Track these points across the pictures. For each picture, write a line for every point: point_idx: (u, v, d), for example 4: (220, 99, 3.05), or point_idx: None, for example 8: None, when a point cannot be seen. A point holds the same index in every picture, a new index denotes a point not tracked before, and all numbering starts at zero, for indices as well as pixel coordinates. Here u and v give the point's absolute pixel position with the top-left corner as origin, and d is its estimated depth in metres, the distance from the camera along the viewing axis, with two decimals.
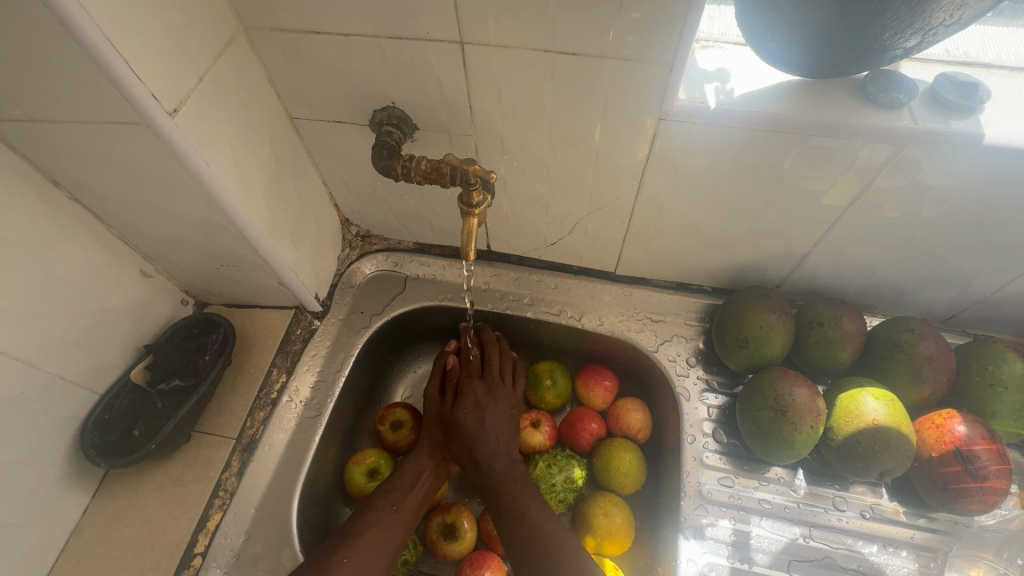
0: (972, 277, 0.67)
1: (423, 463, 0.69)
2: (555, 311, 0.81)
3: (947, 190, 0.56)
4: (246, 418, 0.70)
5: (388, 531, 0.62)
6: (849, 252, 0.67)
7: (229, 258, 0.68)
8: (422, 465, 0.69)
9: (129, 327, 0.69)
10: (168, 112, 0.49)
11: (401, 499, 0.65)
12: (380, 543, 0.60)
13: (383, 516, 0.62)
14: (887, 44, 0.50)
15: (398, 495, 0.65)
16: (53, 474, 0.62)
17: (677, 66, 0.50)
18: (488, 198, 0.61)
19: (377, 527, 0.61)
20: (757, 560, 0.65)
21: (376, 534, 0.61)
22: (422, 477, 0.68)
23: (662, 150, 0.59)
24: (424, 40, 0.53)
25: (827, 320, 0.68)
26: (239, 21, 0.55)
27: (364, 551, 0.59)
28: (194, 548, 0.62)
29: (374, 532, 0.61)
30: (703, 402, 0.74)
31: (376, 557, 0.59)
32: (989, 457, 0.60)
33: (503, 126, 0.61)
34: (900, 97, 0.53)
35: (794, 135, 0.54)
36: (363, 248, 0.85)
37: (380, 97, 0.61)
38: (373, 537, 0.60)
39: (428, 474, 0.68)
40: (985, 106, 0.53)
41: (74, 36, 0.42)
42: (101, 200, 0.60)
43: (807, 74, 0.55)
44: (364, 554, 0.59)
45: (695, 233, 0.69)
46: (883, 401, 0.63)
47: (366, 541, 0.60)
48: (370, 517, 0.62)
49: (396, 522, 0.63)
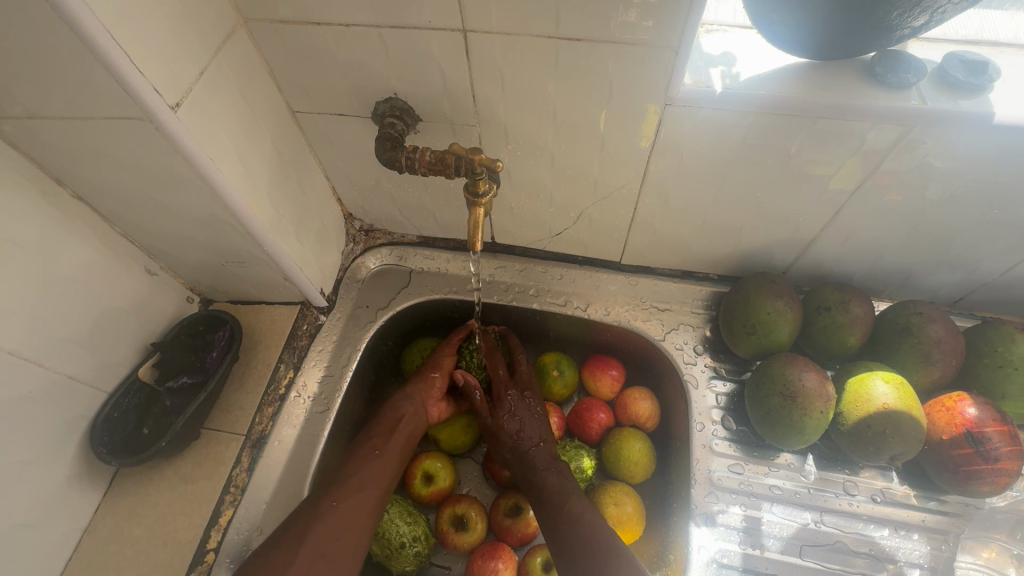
0: (981, 259, 0.66)
1: (404, 408, 0.71)
2: (560, 301, 0.81)
3: (956, 172, 0.56)
4: (254, 414, 0.70)
5: (373, 474, 0.64)
6: (856, 236, 0.67)
7: (234, 255, 0.67)
8: (403, 410, 0.71)
9: (135, 325, 0.69)
10: (169, 106, 0.49)
11: (383, 443, 0.68)
12: (366, 483, 0.63)
13: (368, 460, 0.65)
14: (895, 24, 0.49)
15: (381, 438, 0.68)
16: (64, 475, 0.62)
17: (683, 50, 0.50)
18: (494, 187, 0.61)
19: (363, 471, 0.64)
20: (768, 546, 0.65)
21: (361, 478, 0.63)
22: (407, 421, 0.70)
23: (668, 137, 0.58)
24: (426, 29, 0.53)
25: (835, 305, 0.68)
26: (238, 13, 0.55)
27: (351, 494, 0.61)
28: (206, 544, 0.62)
29: (361, 475, 0.64)
30: (711, 390, 0.74)
31: (364, 500, 0.62)
32: (1001, 439, 0.60)
33: (507, 115, 0.60)
34: (909, 77, 0.53)
35: (801, 118, 0.53)
36: (367, 242, 0.85)
37: (383, 89, 0.60)
38: (359, 480, 0.63)
39: (410, 417, 0.71)
40: (994, 85, 0.53)
41: (72, 27, 0.41)
42: (104, 197, 0.60)
43: (814, 55, 0.55)
44: (351, 495, 0.61)
45: (700, 220, 0.69)
46: (893, 384, 0.62)
47: (353, 483, 0.62)
48: (355, 463, 0.65)
49: (379, 464, 0.66)
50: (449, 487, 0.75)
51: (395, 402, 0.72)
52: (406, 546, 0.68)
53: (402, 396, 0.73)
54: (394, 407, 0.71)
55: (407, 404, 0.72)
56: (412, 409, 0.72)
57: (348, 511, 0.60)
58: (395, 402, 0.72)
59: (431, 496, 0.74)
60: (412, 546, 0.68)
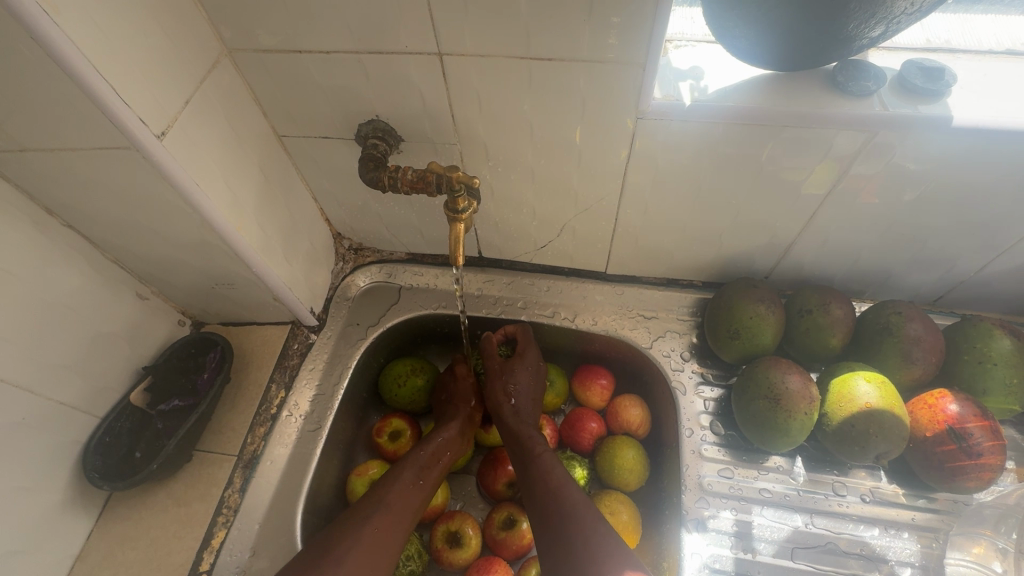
0: (955, 258, 0.68)
1: (447, 436, 0.72)
2: (549, 312, 0.82)
3: (924, 173, 0.58)
4: (246, 434, 0.71)
5: (410, 505, 0.65)
6: (832, 240, 0.68)
7: (224, 276, 0.69)
8: (447, 439, 0.72)
9: (127, 350, 0.70)
10: (156, 136, 0.50)
11: (427, 471, 0.68)
12: (406, 512, 0.64)
13: (410, 486, 0.66)
14: (853, 35, 0.51)
15: (425, 465, 0.68)
16: (56, 501, 0.63)
17: (649, 66, 0.52)
18: (473, 204, 0.63)
19: (404, 497, 0.65)
20: (760, 549, 0.65)
21: (402, 504, 0.64)
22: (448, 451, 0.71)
23: (643, 149, 0.60)
24: (403, 53, 0.55)
25: (815, 307, 0.69)
26: (222, 44, 0.57)
27: (392, 519, 0.62)
28: (200, 565, 0.62)
29: (403, 502, 0.64)
30: (699, 396, 0.75)
31: (402, 526, 0.63)
32: (982, 434, 0.61)
33: (485, 134, 0.62)
34: (869, 85, 0.55)
35: (769, 127, 0.55)
36: (356, 260, 0.86)
37: (364, 111, 0.62)
38: (401, 506, 0.64)
39: (449, 446, 0.71)
40: (951, 89, 0.55)
41: (59, 63, 0.43)
42: (95, 225, 0.61)
43: (777, 67, 0.57)
44: (393, 522, 0.62)
45: (680, 228, 0.71)
46: (874, 383, 0.63)
47: (395, 509, 0.63)
48: (397, 487, 0.65)
49: (419, 495, 0.66)
50: (442, 504, 0.75)
51: (444, 432, 0.72)
52: (399, 566, 0.68)
53: (447, 424, 0.73)
54: (437, 435, 0.71)
55: (450, 433, 0.72)
56: (455, 441, 0.72)
57: (388, 538, 0.61)
58: (442, 429, 0.72)
59: (423, 514, 0.74)
60: (405, 565, 0.68)
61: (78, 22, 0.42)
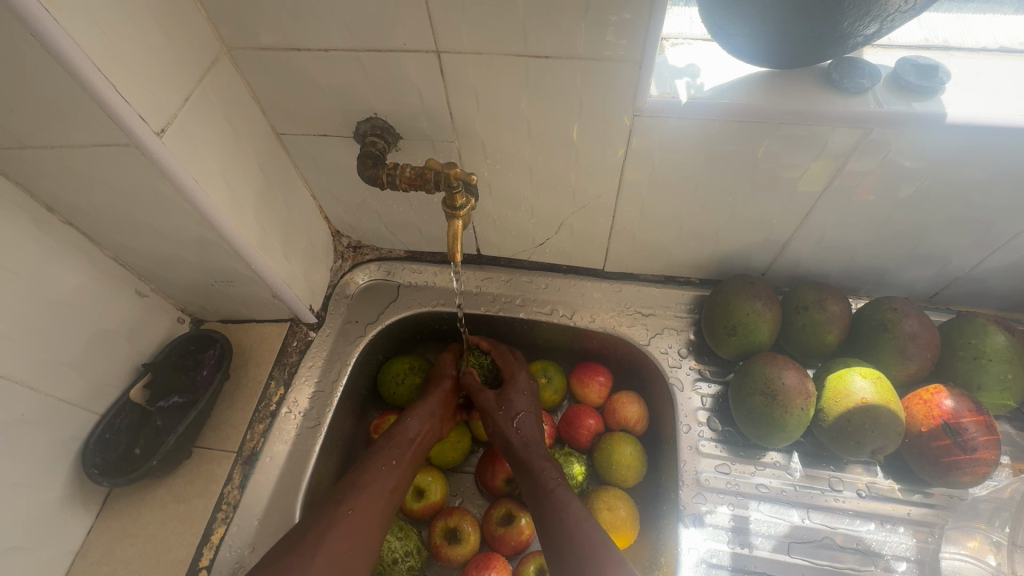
0: (950, 254, 0.68)
1: (419, 419, 0.71)
2: (547, 310, 0.82)
3: (919, 170, 0.58)
4: (246, 431, 0.71)
5: (387, 490, 0.65)
6: (828, 236, 0.69)
7: (223, 274, 0.69)
8: (420, 422, 0.71)
9: (127, 347, 0.70)
10: (156, 132, 0.51)
11: (400, 454, 0.68)
12: (382, 495, 0.64)
13: (384, 470, 0.66)
14: (848, 32, 0.52)
15: (398, 449, 0.68)
16: (56, 497, 0.63)
17: (646, 63, 0.52)
18: (471, 201, 0.63)
19: (378, 482, 0.65)
20: (757, 544, 0.66)
21: (377, 488, 0.64)
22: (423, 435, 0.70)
23: (639, 147, 0.61)
24: (401, 51, 0.55)
25: (812, 303, 0.69)
26: (221, 42, 0.57)
27: (366, 504, 0.62)
28: (199, 561, 0.63)
29: (377, 486, 0.64)
30: (697, 392, 0.75)
31: (378, 510, 0.63)
32: (977, 428, 0.62)
33: (483, 131, 0.62)
34: (863, 82, 0.55)
35: (764, 125, 0.56)
36: (355, 258, 0.86)
37: (363, 109, 0.62)
38: (375, 491, 0.64)
39: (423, 429, 0.71)
40: (945, 86, 0.55)
41: (59, 60, 0.43)
42: (95, 223, 0.61)
43: (773, 65, 0.57)
44: (368, 506, 0.62)
45: (677, 226, 0.71)
46: (870, 379, 0.64)
47: (368, 493, 0.63)
48: (370, 472, 0.65)
49: (394, 476, 0.66)
50: (441, 500, 0.76)
51: (413, 413, 0.71)
52: (398, 562, 0.68)
53: (420, 407, 0.72)
54: (410, 419, 0.71)
55: (424, 416, 0.71)
56: (429, 422, 0.71)
57: (363, 521, 0.61)
58: (413, 413, 0.72)
59: (423, 510, 0.74)
60: (405, 561, 0.69)
61: (78, 19, 0.43)
